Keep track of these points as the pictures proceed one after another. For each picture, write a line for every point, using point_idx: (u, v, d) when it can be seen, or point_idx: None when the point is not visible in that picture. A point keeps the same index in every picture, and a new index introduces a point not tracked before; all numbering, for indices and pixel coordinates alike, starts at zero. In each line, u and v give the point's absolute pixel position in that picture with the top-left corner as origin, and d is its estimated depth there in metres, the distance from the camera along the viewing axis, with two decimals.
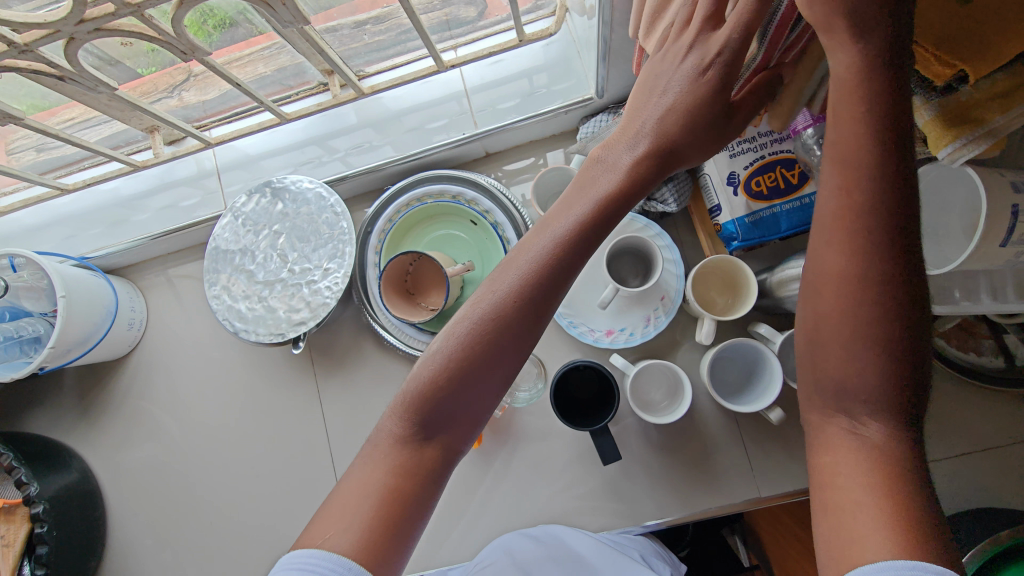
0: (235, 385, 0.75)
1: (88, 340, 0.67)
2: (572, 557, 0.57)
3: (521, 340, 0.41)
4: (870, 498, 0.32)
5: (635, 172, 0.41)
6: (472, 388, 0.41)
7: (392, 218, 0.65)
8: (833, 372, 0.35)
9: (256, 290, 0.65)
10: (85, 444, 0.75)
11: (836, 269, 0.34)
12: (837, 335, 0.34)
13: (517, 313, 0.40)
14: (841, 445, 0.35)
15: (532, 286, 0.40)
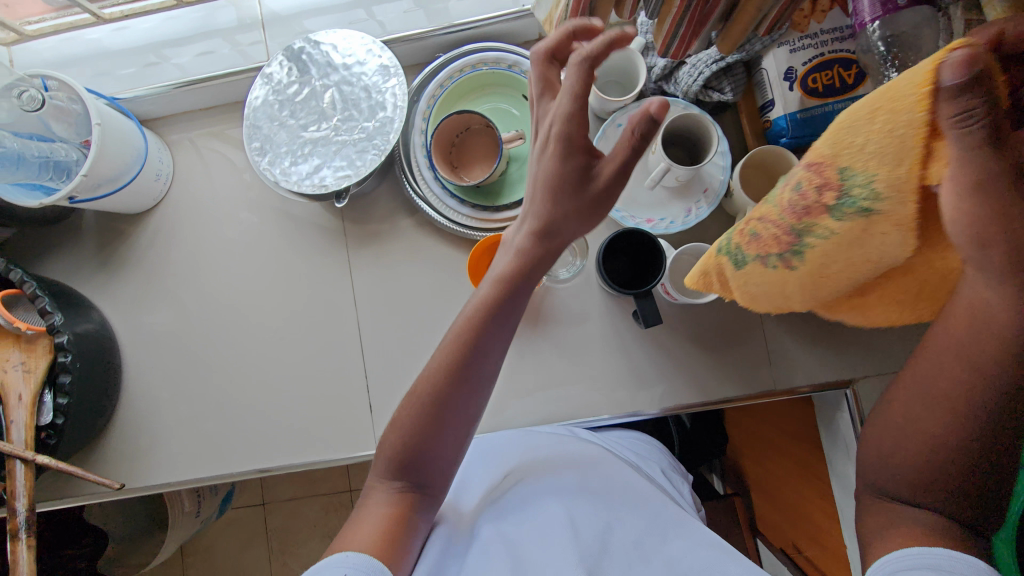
0: (261, 251, 0.74)
1: (118, 179, 0.65)
2: (584, 459, 0.59)
3: (487, 373, 0.49)
4: (908, 539, 0.39)
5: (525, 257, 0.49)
6: (442, 445, 0.48)
7: (443, 83, 0.64)
8: (904, 462, 0.41)
9: (298, 143, 0.63)
10: (103, 294, 0.74)
11: (946, 423, 0.38)
12: (915, 438, 0.40)
13: (481, 348, 0.48)
14: (900, 516, 0.41)
15: (484, 324, 0.48)
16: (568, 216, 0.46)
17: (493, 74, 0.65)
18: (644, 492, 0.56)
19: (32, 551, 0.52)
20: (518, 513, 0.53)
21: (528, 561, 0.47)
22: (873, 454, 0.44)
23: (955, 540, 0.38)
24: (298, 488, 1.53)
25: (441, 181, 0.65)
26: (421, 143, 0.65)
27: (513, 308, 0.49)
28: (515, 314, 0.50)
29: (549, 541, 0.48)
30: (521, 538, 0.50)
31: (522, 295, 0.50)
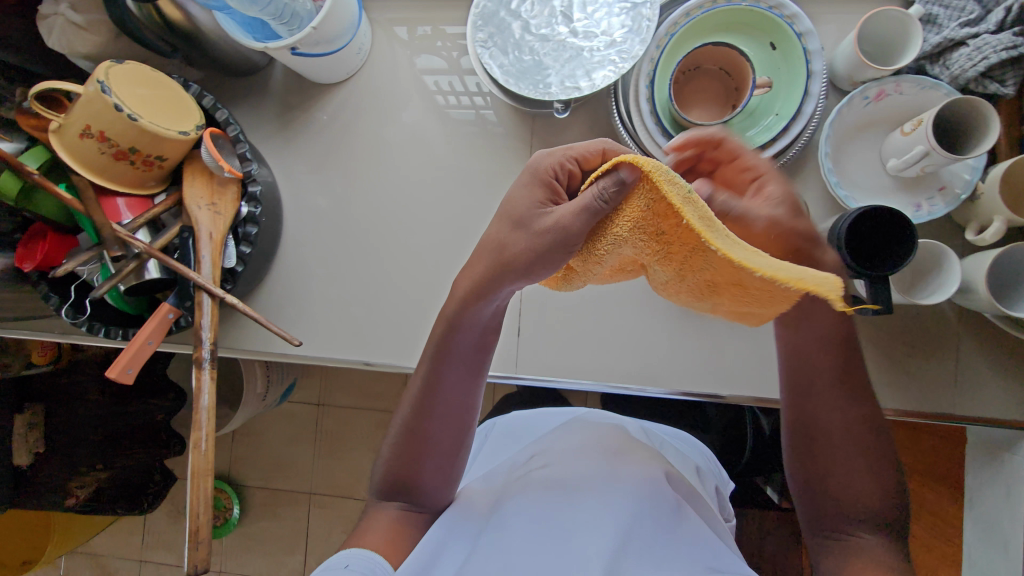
0: (438, 151, 0.72)
1: (333, 42, 0.63)
2: (597, 437, 0.65)
3: (463, 384, 0.58)
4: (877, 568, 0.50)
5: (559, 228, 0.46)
6: (428, 399, 0.57)
7: (691, 13, 0.59)
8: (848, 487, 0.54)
9: (525, 45, 0.60)
10: (277, 158, 0.74)
11: (863, 429, 0.54)
12: (853, 447, 0.54)
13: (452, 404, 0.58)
14: (862, 543, 0.52)
15: (443, 390, 0.57)
16: (522, 245, 0.49)
17: (745, 13, 0.59)
18: (637, 465, 0.60)
19: (214, 378, 0.52)
20: (516, 498, 0.57)
21: (538, 544, 0.52)
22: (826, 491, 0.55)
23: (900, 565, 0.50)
24: (354, 398, 1.54)
25: (657, 115, 0.61)
26: (648, 72, 0.60)
27: (443, 371, 0.57)
28: (451, 370, 0.57)
29: (559, 528, 0.53)
30: (531, 521, 0.54)
31: (467, 353, 0.57)
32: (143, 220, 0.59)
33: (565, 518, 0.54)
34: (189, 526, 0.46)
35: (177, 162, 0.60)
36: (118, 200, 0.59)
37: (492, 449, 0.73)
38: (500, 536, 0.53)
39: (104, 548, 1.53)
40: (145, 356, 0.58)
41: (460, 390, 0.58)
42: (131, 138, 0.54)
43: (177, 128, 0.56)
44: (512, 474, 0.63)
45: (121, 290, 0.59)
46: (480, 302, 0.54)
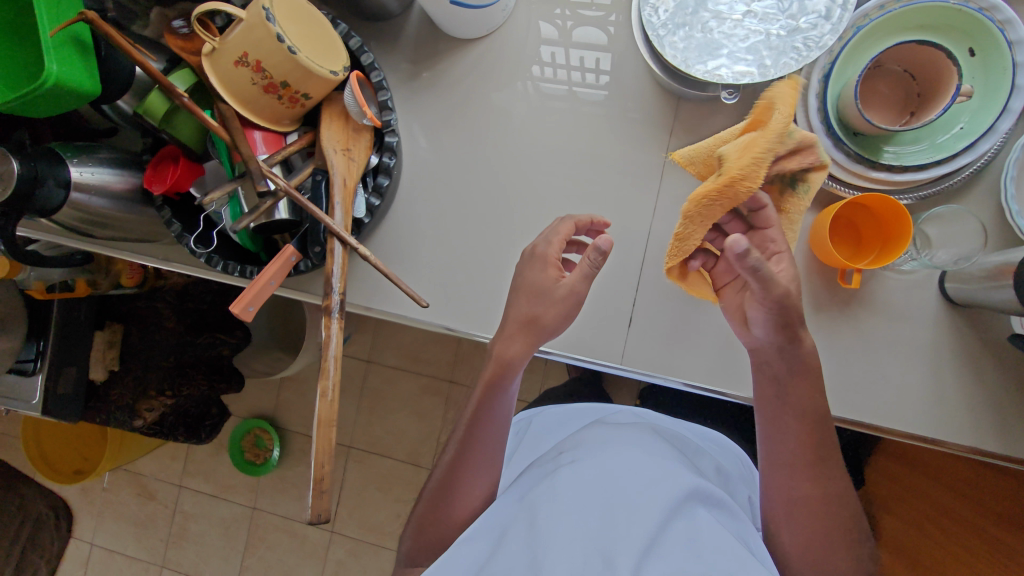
0: (569, 124, 0.68)
1: None
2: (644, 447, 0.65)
3: (507, 411, 0.61)
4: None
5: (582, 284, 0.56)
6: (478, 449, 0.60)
7: (885, 5, 0.53)
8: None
9: (696, 21, 0.56)
10: (399, 110, 0.71)
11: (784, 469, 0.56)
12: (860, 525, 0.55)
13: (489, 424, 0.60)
14: None
15: (487, 419, 0.60)
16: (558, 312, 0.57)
17: (947, 11, 0.53)
18: (666, 470, 0.58)
19: (343, 329, 0.51)
20: (544, 484, 0.58)
21: (564, 517, 0.53)
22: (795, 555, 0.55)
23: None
24: (403, 359, 1.54)
25: (825, 112, 0.56)
26: (825, 65, 0.56)
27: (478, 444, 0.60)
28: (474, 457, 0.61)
29: (579, 505, 0.54)
30: (554, 497, 0.55)
31: (512, 384, 0.60)
32: (279, 157, 0.57)
33: (598, 494, 0.55)
34: (314, 474, 0.45)
35: (316, 103, 0.58)
36: (255, 133, 0.57)
37: (532, 446, 0.80)
38: (536, 513, 0.54)
39: (150, 468, 1.58)
40: (265, 296, 0.57)
41: (495, 411, 0.60)
42: (285, 72, 0.53)
43: (330, 68, 0.54)
44: (544, 465, 0.64)
45: (251, 226, 0.58)
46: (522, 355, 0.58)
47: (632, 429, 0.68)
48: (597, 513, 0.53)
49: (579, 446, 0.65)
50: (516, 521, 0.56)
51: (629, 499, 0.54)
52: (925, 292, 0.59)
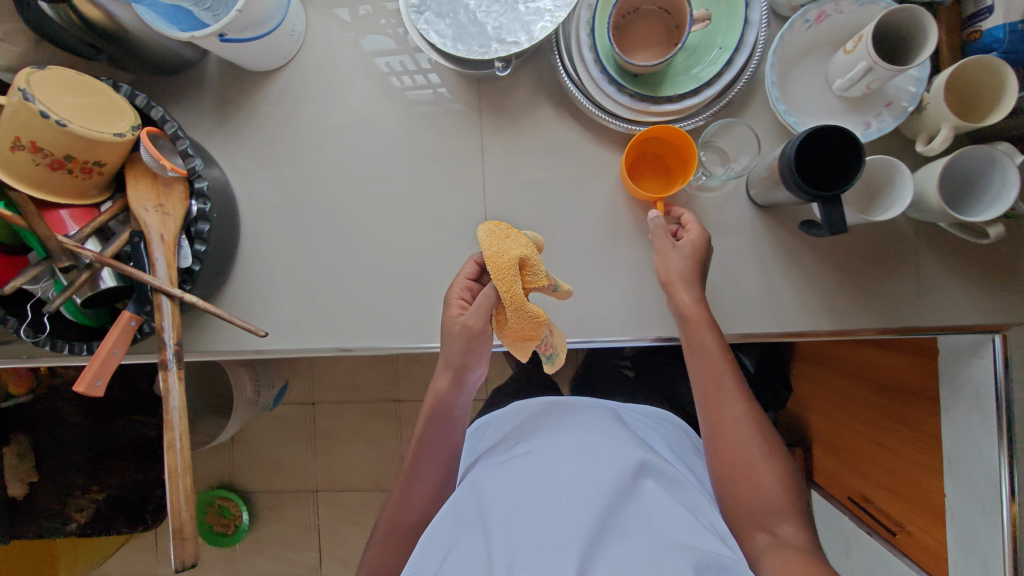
0: (388, 128, 0.71)
1: (262, 25, 0.61)
2: (593, 429, 0.64)
3: (447, 441, 0.66)
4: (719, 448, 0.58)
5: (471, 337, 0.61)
6: (433, 434, 0.66)
7: None
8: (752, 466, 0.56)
9: (459, 4, 0.59)
10: (224, 154, 0.72)
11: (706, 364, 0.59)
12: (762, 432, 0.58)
13: (437, 448, 0.66)
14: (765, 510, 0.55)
15: (431, 445, 0.66)
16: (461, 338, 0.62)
17: None
18: (617, 451, 0.58)
19: (182, 380, 0.52)
20: (494, 477, 0.58)
21: (514, 511, 0.53)
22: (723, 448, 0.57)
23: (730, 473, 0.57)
24: (345, 392, 1.53)
25: (601, 62, 0.60)
26: (587, 19, 0.60)
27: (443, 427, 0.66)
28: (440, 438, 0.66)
29: (530, 492, 0.55)
30: (506, 492, 0.56)
31: (454, 413, 0.66)
32: (90, 228, 0.57)
33: (546, 480, 0.56)
34: (172, 524, 0.47)
35: (117, 167, 0.58)
36: (61, 212, 0.57)
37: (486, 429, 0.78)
38: (486, 512, 0.54)
39: (119, 568, 1.53)
40: (112, 366, 0.57)
41: (440, 437, 0.66)
42: (66, 146, 0.53)
43: (113, 130, 0.55)
44: (497, 457, 0.64)
45: (77, 301, 0.58)
46: (455, 388, 0.65)
47: (584, 413, 0.69)
48: (547, 498, 0.54)
49: (530, 437, 0.65)
50: (470, 522, 0.55)
51: (579, 479, 0.55)
52: (735, 203, 0.64)
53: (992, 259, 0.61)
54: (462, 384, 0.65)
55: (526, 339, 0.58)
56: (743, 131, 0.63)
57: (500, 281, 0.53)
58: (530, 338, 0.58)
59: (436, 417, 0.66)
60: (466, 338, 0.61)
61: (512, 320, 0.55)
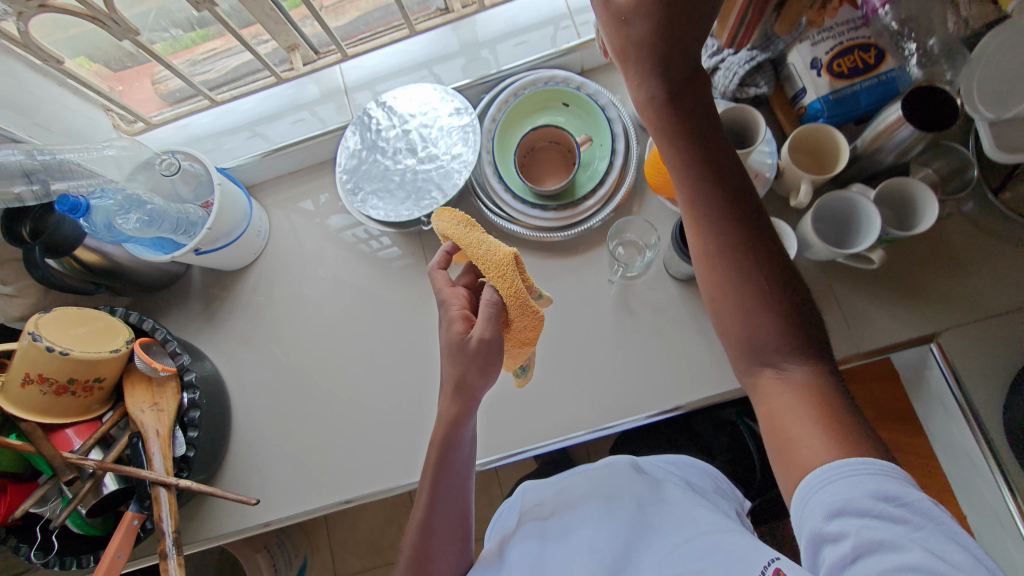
0: (350, 291, 0.81)
1: (229, 234, 0.74)
2: (622, 495, 0.58)
3: (458, 492, 0.55)
4: (745, 294, 0.47)
5: (449, 403, 0.53)
6: (434, 494, 0.54)
7: (495, 117, 0.72)
8: (737, 332, 0.48)
9: (387, 180, 0.72)
10: (212, 348, 0.81)
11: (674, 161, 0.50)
12: (752, 295, 0.47)
13: (440, 530, 0.54)
14: (781, 398, 0.45)
15: (440, 500, 0.54)
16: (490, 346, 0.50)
17: (534, 94, 0.72)
18: (685, 524, 0.52)
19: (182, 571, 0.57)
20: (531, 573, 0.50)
21: None
22: (730, 324, 0.48)
23: (768, 318, 0.46)
24: (367, 557, 1.46)
25: (518, 196, 0.72)
26: (493, 172, 0.72)
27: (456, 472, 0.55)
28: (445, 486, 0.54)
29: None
30: None
31: (462, 466, 0.55)
32: (93, 440, 0.63)
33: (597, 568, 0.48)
34: None
35: (116, 380, 0.66)
36: (67, 431, 0.63)
37: (501, 512, 0.68)
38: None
39: None
40: (116, 570, 0.59)
41: (441, 519, 0.54)
42: (70, 371, 0.60)
43: (109, 348, 0.63)
44: (529, 540, 0.55)
45: (82, 512, 0.61)
46: (456, 434, 0.53)
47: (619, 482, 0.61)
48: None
49: (562, 520, 0.57)
50: None
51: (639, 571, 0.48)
52: (663, 282, 0.72)
53: (901, 278, 0.67)
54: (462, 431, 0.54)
55: (526, 342, 0.53)
56: (641, 224, 0.73)
57: (499, 279, 0.48)
58: (527, 343, 0.54)
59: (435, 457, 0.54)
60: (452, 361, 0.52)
61: (515, 318, 0.49)
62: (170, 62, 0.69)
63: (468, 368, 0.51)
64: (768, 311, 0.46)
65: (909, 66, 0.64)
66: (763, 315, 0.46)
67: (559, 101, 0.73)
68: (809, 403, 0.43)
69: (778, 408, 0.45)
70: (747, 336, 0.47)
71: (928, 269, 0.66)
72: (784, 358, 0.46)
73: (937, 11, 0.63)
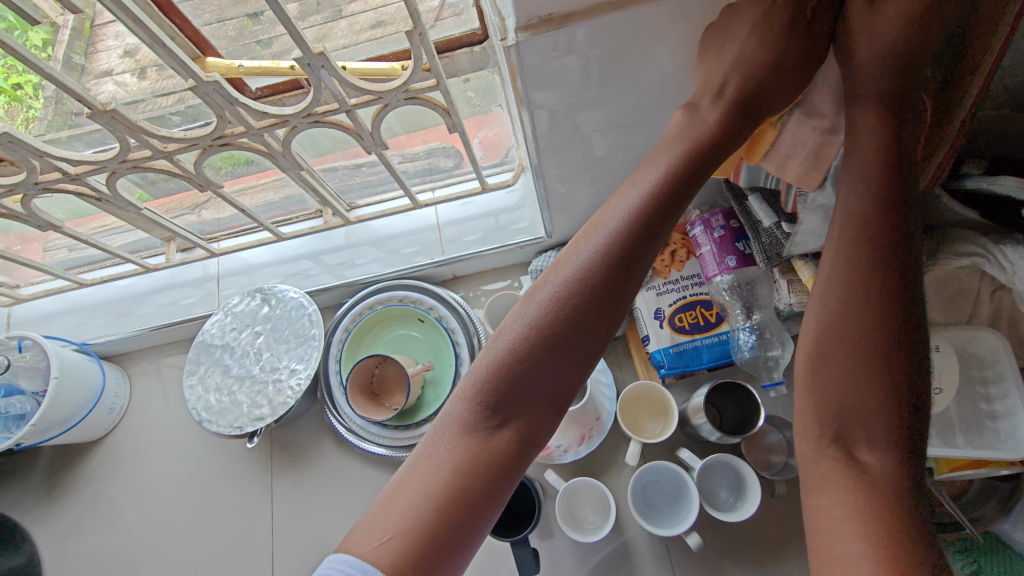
0: (192, 478, 0.79)
1: (67, 420, 0.72)
2: None
3: (549, 383, 0.41)
4: (860, 347, 0.40)
5: (726, 124, 0.44)
6: (538, 335, 0.40)
7: (347, 327, 0.73)
8: (836, 368, 0.41)
9: (226, 383, 0.72)
10: (39, 526, 0.77)
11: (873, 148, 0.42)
12: (867, 350, 0.40)
13: (576, 335, 0.41)
14: (835, 475, 0.40)
15: (538, 368, 0.41)
16: (786, 81, 0.44)
17: (387, 309, 0.74)
18: None
19: None
20: None
21: None
22: (833, 369, 0.41)
23: (883, 385, 0.39)
24: None
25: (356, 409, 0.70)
26: (338, 382, 0.72)
27: (567, 346, 0.41)
28: (564, 352, 0.41)
29: None
30: None
31: (595, 323, 0.41)
32: None
33: None
34: None
35: None
36: None
37: None
38: None
39: None
40: None
41: (556, 386, 0.41)
42: None
43: None
44: None
45: None
46: (572, 295, 0.41)
47: None
48: None
49: None
50: None
51: None
52: None
53: (734, 549, 0.63)
54: (603, 280, 0.41)
55: None
56: None
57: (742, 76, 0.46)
58: None
59: (551, 283, 0.42)
60: (775, 32, 0.43)
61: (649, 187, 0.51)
62: (18, 257, 0.68)
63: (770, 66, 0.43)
64: (876, 375, 0.39)
65: (741, 330, 0.65)
66: (872, 364, 0.40)
67: (416, 317, 0.75)
68: (867, 500, 0.38)
69: (831, 499, 0.39)
70: (843, 368, 0.41)
71: (760, 544, 0.63)
72: (863, 440, 0.40)
73: (765, 287, 0.63)
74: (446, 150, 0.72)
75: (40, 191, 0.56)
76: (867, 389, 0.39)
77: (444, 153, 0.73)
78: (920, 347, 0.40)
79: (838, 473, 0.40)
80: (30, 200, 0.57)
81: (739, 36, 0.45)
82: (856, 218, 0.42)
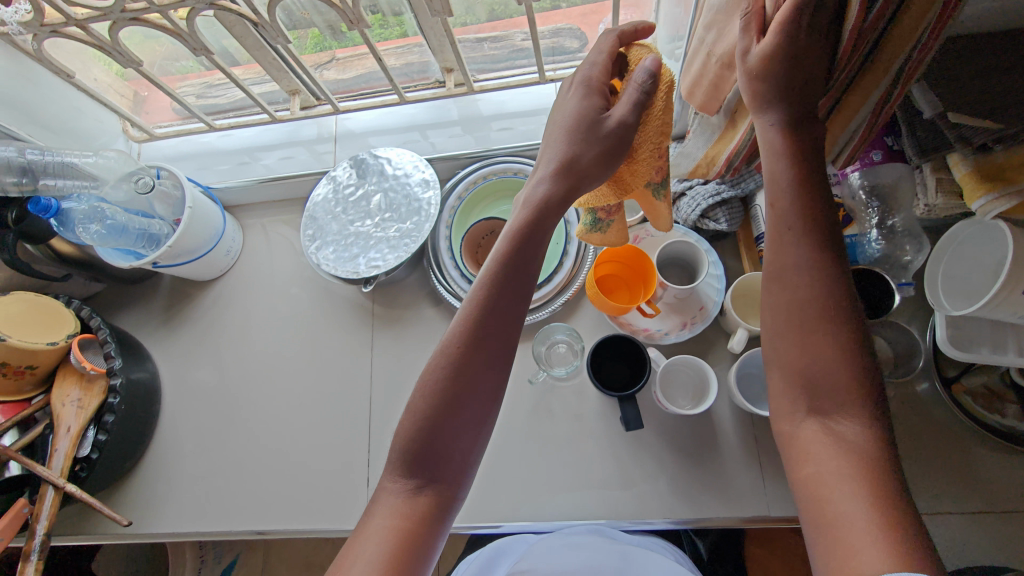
0: (297, 325, 0.84)
1: (193, 251, 0.77)
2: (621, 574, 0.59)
3: (473, 414, 0.47)
4: (810, 323, 0.45)
5: (549, 199, 0.51)
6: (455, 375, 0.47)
7: (461, 196, 0.75)
8: (800, 354, 0.46)
9: (343, 235, 0.76)
10: (160, 349, 0.84)
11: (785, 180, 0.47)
12: (818, 326, 0.45)
13: (482, 358, 0.48)
14: (815, 443, 0.43)
15: (461, 405, 0.47)
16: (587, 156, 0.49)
17: (501, 181, 0.76)
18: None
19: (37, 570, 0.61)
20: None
21: None
22: (795, 351, 0.46)
23: (840, 353, 0.44)
24: None
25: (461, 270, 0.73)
26: (447, 247, 0.74)
27: (477, 376, 0.48)
28: (474, 381, 0.48)
29: None
30: None
31: (491, 355, 0.48)
32: (11, 422, 0.66)
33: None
34: None
35: (50, 367, 0.69)
36: None
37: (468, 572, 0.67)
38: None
39: None
40: None
41: (464, 445, 0.47)
42: (4, 355, 0.64)
43: (47, 340, 0.67)
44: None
45: None
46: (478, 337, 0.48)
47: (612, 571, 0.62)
48: None
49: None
50: None
51: None
52: (587, 388, 0.71)
53: None
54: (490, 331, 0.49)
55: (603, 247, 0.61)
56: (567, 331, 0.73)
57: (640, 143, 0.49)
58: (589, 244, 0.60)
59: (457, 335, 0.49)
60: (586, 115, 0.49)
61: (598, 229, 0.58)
62: (163, 84, 0.70)
63: (589, 148, 0.49)
64: (835, 346, 0.44)
65: (870, 235, 0.65)
66: (823, 336, 0.45)
67: None
68: (850, 455, 0.41)
69: (815, 463, 0.42)
70: (803, 348, 0.46)
71: None
72: (836, 406, 0.43)
73: (906, 186, 0.59)
74: (572, 31, 0.71)
75: (207, 6, 0.58)
76: (828, 361, 0.44)
77: (570, 34, 0.71)
78: (860, 316, 0.45)
79: (817, 438, 0.43)
80: (195, 16, 0.58)
81: (561, 111, 0.52)
82: (786, 227, 0.47)
